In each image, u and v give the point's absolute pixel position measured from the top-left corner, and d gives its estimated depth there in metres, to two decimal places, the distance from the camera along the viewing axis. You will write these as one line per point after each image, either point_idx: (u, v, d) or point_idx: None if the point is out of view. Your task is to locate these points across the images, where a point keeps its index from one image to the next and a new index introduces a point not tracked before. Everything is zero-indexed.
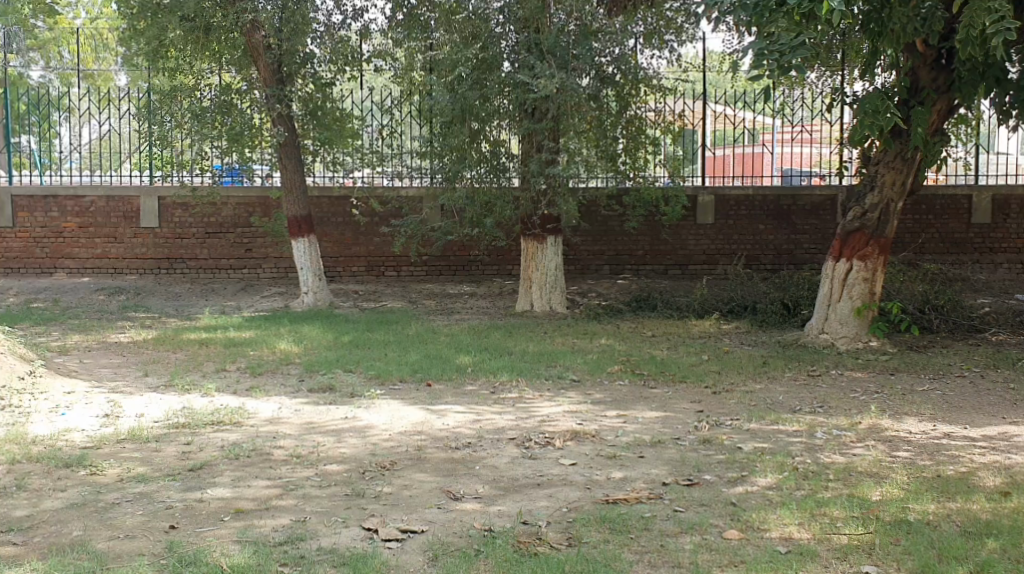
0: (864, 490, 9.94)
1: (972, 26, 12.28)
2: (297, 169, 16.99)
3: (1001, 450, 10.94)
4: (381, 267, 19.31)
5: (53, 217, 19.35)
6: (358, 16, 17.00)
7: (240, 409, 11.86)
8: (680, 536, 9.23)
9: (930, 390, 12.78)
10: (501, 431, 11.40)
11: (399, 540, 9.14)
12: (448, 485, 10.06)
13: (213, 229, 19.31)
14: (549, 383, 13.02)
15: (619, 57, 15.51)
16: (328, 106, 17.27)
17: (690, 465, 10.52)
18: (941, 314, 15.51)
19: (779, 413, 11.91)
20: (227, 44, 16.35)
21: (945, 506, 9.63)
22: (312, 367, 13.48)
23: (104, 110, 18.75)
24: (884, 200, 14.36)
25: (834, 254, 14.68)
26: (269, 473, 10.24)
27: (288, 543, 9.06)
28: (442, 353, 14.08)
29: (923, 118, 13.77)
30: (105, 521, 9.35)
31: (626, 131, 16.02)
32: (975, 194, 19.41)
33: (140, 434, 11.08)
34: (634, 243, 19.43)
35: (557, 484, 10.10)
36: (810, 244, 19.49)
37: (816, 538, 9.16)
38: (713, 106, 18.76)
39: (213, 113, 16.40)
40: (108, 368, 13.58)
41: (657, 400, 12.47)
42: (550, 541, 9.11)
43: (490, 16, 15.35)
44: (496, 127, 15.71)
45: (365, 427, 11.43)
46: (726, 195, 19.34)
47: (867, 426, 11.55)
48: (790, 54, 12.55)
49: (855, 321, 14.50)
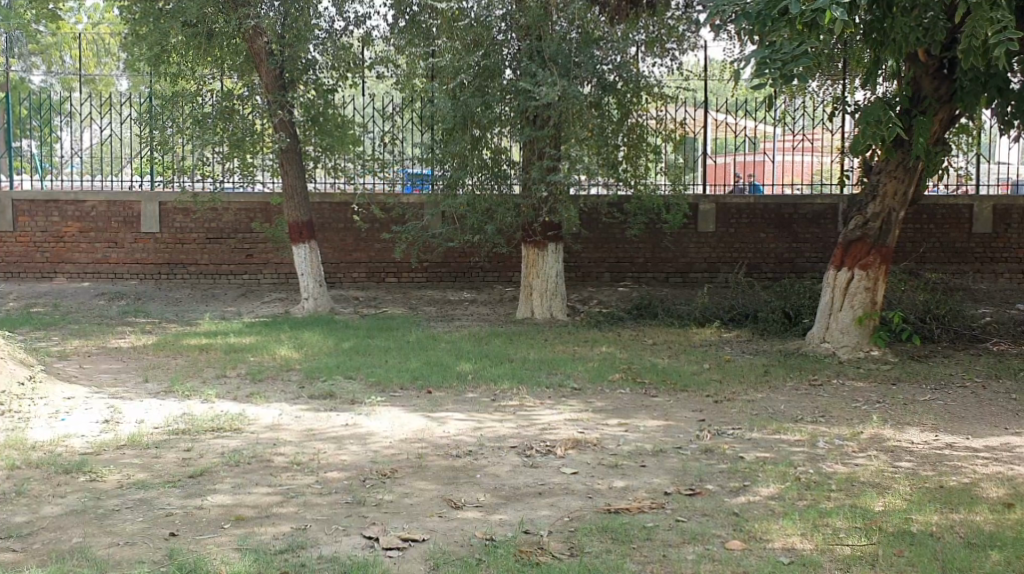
0: (867, 500, 9.90)
1: (974, 38, 12.15)
2: (298, 176, 17.02)
3: (1004, 461, 10.89)
4: (382, 274, 19.33)
5: (54, 221, 19.39)
6: (360, 23, 17.02)
7: (240, 416, 11.87)
8: (682, 546, 9.20)
9: (933, 400, 12.74)
10: (502, 439, 11.38)
11: (400, 549, 9.12)
12: (449, 493, 10.05)
13: (214, 235, 19.34)
14: (550, 391, 12.99)
15: (621, 65, 15.55)
16: (330, 112, 17.29)
17: (692, 474, 10.49)
18: (942, 324, 15.47)
19: (780, 423, 11.87)
20: (229, 51, 16.61)
21: (948, 517, 9.59)
22: (312, 374, 13.47)
23: (106, 115, 18.81)
24: (885, 209, 14.34)
25: (835, 263, 14.65)
26: (270, 480, 10.23)
27: (288, 551, 9.04)
28: (443, 361, 14.05)
29: (926, 127, 13.73)
30: (105, 528, 9.35)
31: (628, 138, 16.13)
32: (976, 204, 19.38)
33: (140, 441, 11.09)
34: (636, 251, 19.43)
35: (559, 493, 10.08)
36: (812, 253, 19.47)
37: (819, 549, 9.12)
38: (713, 114, 18.66)
39: (214, 119, 16.44)
40: (108, 374, 13.59)
41: (659, 409, 12.43)
42: (551, 551, 9.07)
43: (493, 24, 15.34)
44: (496, 134, 15.72)
45: (365, 434, 11.41)
46: (727, 203, 19.36)
47: (868, 437, 11.51)
48: (791, 64, 12.59)
49: (856, 331, 14.47)
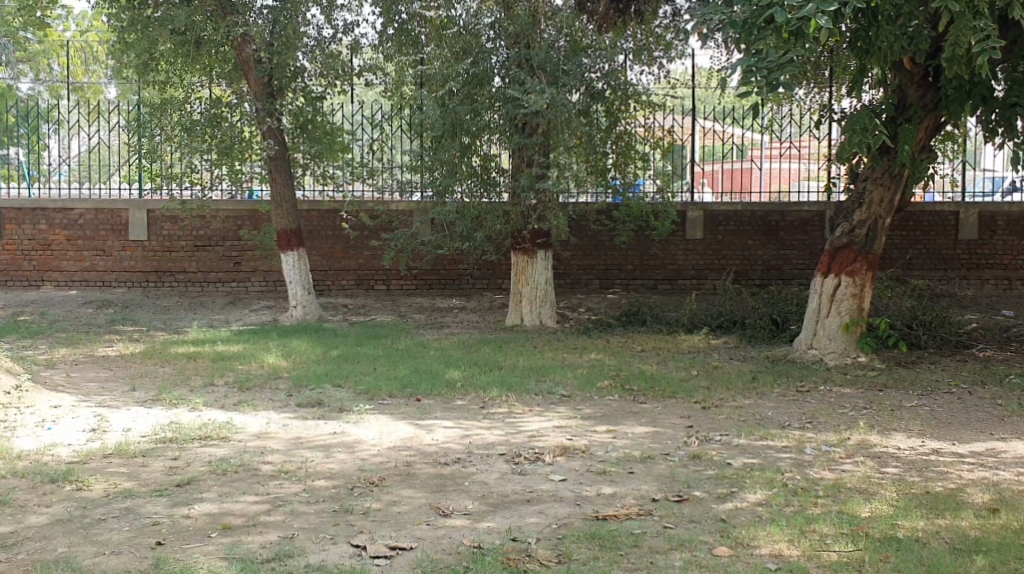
0: (854, 506, 9.95)
1: (958, 46, 12.27)
2: (287, 182, 16.99)
3: (990, 467, 10.96)
4: (371, 281, 19.30)
5: (42, 229, 19.34)
6: (349, 31, 17.06)
7: (227, 424, 11.85)
8: (669, 552, 9.22)
9: (920, 406, 12.82)
10: (491, 446, 11.40)
11: (388, 557, 9.11)
12: (438, 501, 10.05)
13: (202, 242, 19.26)
14: (539, 397, 13.03)
15: (609, 73, 15.61)
16: (319, 119, 17.30)
17: (680, 481, 10.52)
18: (930, 330, 15.56)
19: (767, 429, 11.93)
20: (217, 58, 16.41)
21: (934, 523, 9.64)
22: (301, 382, 13.45)
23: (94, 123, 18.84)
24: (872, 216, 14.42)
25: (822, 271, 14.74)
26: (256, 489, 10.21)
27: (275, 560, 9.03)
28: (432, 368, 14.05)
29: (911, 135, 13.87)
30: (90, 538, 9.30)
31: (616, 146, 16.19)
32: (962, 211, 19.51)
33: (126, 449, 11.05)
34: (624, 258, 19.48)
35: (547, 500, 10.08)
36: (800, 260, 19.56)
37: (806, 556, 9.16)
38: (702, 122, 18.89)
39: (203, 126, 16.43)
40: (96, 382, 13.53)
41: (647, 416, 12.47)
42: (538, 558, 9.09)
43: (480, 31, 15.34)
44: (485, 141, 15.70)
45: (354, 442, 11.41)
46: (715, 211, 19.43)
47: (855, 443, 11.56)
48: (777, 72, 12.58)
49: (844, 337, 14.53)
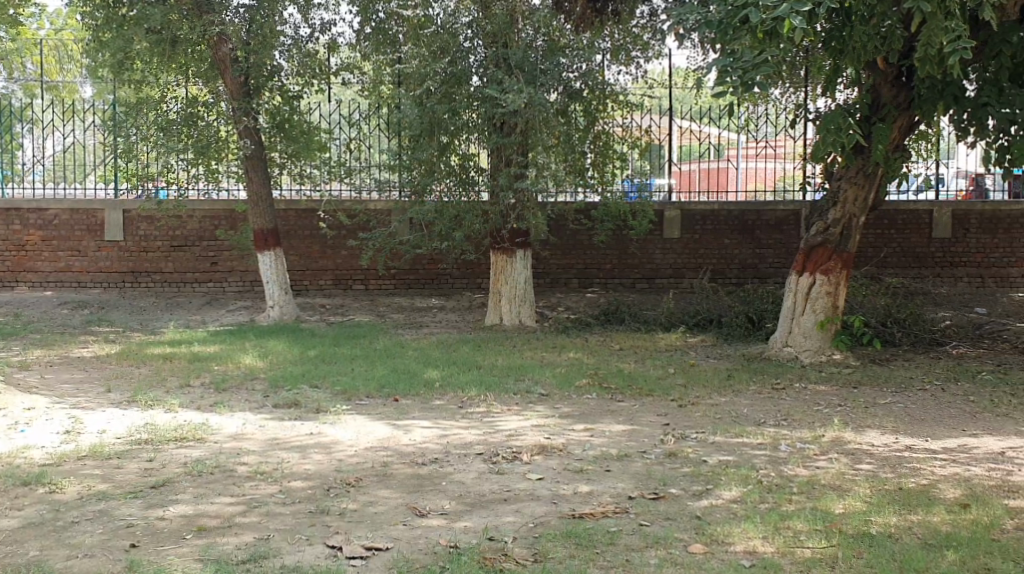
0: (827, 503, 10.04)
1: (930, 46, 12.38)
2: (263, 182, 16.91)
3: (962, 462, 11.09)
4: (349, 281, 19.25)
5: (14, 229, 19.16)
6: (326, 30, 17.01)
7: (203, 425, 11.79)
8: (645, 550, 9.28)
9: (892, 403, 12.94)
10: (469, 446, 11.41)
11: (364, 558, 9.11)
12: (415, 501, 10.04)
13: (178, 242, 19.12)
14: (516, 397, 13.05)
15: (586, 73, 15.65)
16: (295, 119, 17.25)
17: (656, 478, 10.57)
18: (904, 328, 15.73)
19: (743, 426, 12.00)
20: (192, 58, 16.34)
21: (906, 519, 9.75)
22: (277, 382, 13.40)
23: (69, 122, 18.56)
24: (846, 215, 14.55)
25: (796, 269, 14.86)
26: (231, 490, 10.17)
27: (251, 561, 9.00)
28: (409, 368, 14.05)
29: (885, 133, 14.02)
30: (63, 540, 9.24)
31: (594, 145, 16.25)
32: (935, 209, 19.72)
33: (102, 451, 10.97)
34: (603, 257, 19.54)
35: (524, 499, 10.10)
36: (776, 259, 19.69)
37: (781, 552, 9.23)
38: (679, 122, 19.01)
39: (180, 126, 16.36)
40: (70, 384, 13.43)
41: (625, 414, 12.52)
42: (515, 557, 9.11)
43: (458, 30, 15.36)
44: (463, 140, 15.72)
45: (331, 443, 11.38)
46: (692, 211, 19.53)
47: (831, 440, 11.66)
48: (753, 71, 12.74)
49: (818, 335, 14.66)
